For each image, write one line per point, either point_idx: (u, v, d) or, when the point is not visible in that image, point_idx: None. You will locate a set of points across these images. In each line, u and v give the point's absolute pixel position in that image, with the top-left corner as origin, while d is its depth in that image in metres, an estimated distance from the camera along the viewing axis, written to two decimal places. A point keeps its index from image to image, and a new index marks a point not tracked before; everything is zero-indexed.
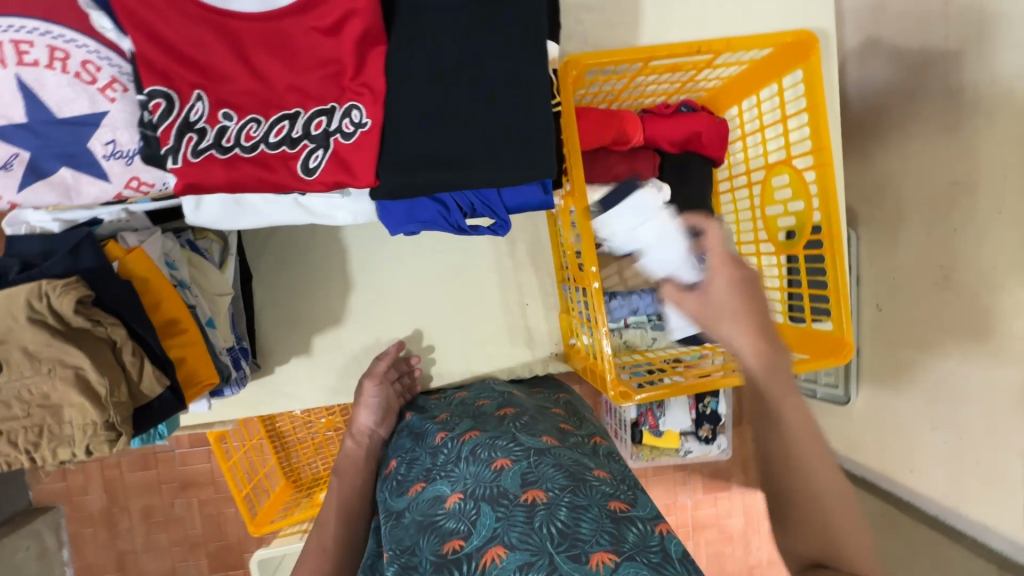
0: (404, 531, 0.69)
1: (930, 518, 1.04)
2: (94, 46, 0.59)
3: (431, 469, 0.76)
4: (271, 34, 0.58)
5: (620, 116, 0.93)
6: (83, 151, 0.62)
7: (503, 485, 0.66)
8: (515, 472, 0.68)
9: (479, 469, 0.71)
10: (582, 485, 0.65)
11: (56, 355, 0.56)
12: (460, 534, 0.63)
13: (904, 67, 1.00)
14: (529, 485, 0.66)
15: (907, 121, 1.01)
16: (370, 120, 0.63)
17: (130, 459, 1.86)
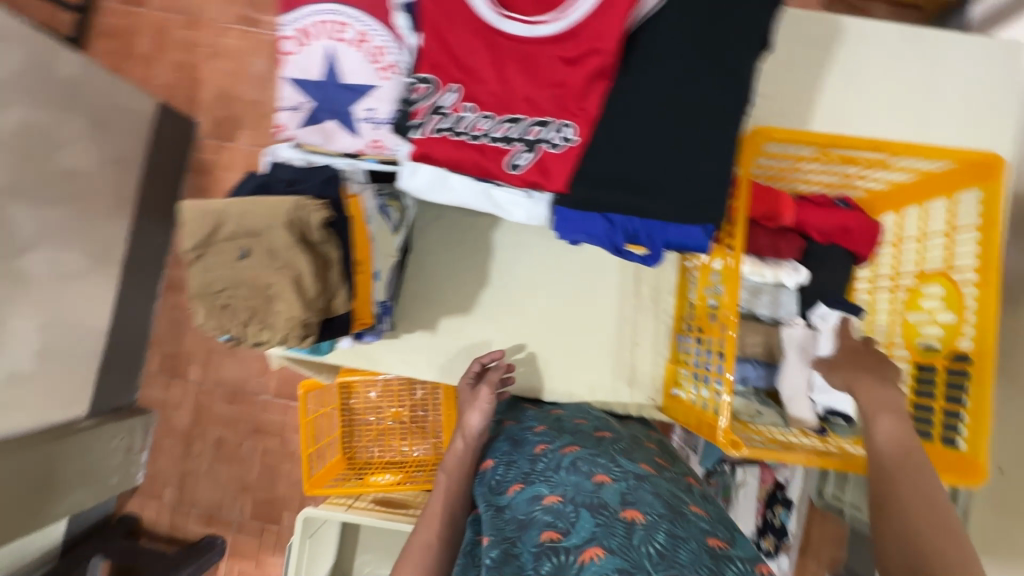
0: (502, 522, 0.72)
1: None
2: (388, 36, 0.76)
3: (531, 470, 0.82)
4: (524, 54, 0.71)
5: (776, 195, 0.98)
6: (349, 110, 0.79)
7: (603, 497, 0.71)
8: (615, 489, 0.72)
9: (581, 480, 0.75)
10: (679, 518, 0.69)
11: (290, 258, 0.71)
12: (557, 529, 0.67)
13: None
14: (629, 504, 0.70)
15: None
16: (576, 138, 0.74)
17: (221, 390, 2.06)
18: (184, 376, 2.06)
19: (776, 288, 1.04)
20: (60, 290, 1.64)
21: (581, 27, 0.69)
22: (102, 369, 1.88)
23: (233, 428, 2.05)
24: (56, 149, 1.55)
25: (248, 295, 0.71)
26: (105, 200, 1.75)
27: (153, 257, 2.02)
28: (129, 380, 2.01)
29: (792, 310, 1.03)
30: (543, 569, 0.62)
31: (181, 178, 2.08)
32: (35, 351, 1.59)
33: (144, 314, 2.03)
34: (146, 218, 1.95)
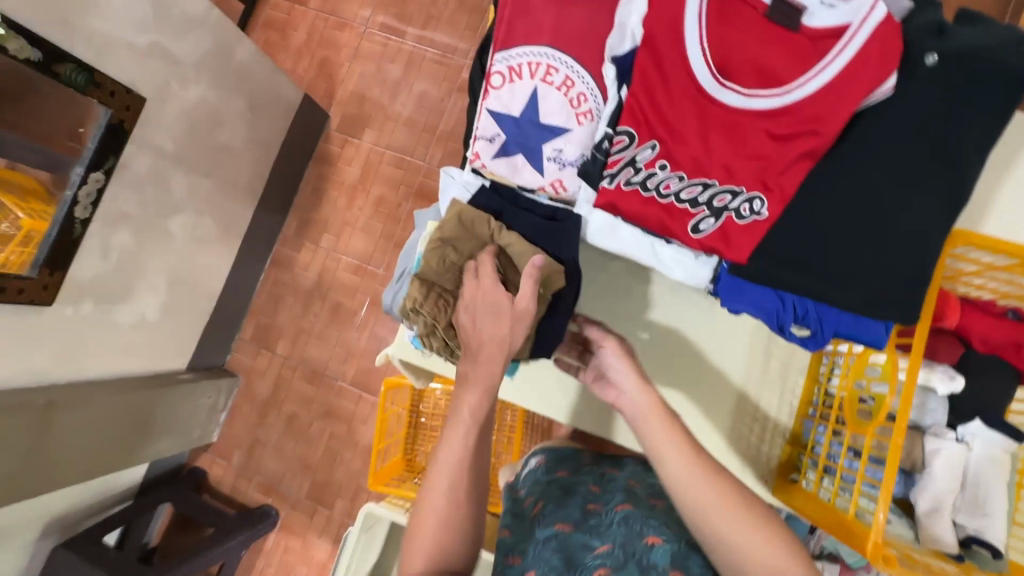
0: (551, 555, 0.88)
1: None
2: (592, 83, 0.79)
3: (592, 521, 0.95)
4: (732, 123, 0.72)
5: (943, 297, 0.96)
6: (539, 148, 0.82)
7: (652, 558, 0.86)
8: (660, 547, 0.87)
9: (635, 535, 0.90)
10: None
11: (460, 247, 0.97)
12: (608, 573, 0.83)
13: None
14: (676, 566, 0.85)
15: None
16: (766, 214, 0.76)
17: (303, 368, 2.15)
18: (272, 348, 2.18)
19: (925, 390, 0.99)
20: (192, 252, 1.78)
21: (801, 105, 0.70)
22: (207, 329, 2.02)
23: (307, 406, 2.14)
24: (219, 126, 1.69)
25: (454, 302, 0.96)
26: (244, 177, 1.90)
27: (268, 233, 2.16)
28: (224, 342, 2.15)
29: (939, 418, 0.99)
30: None
31: (306, 165, 2.23)
32: (161, 304, 1.72)
33: (250, 284, 2.17)
34: (270, 197, 2.09)
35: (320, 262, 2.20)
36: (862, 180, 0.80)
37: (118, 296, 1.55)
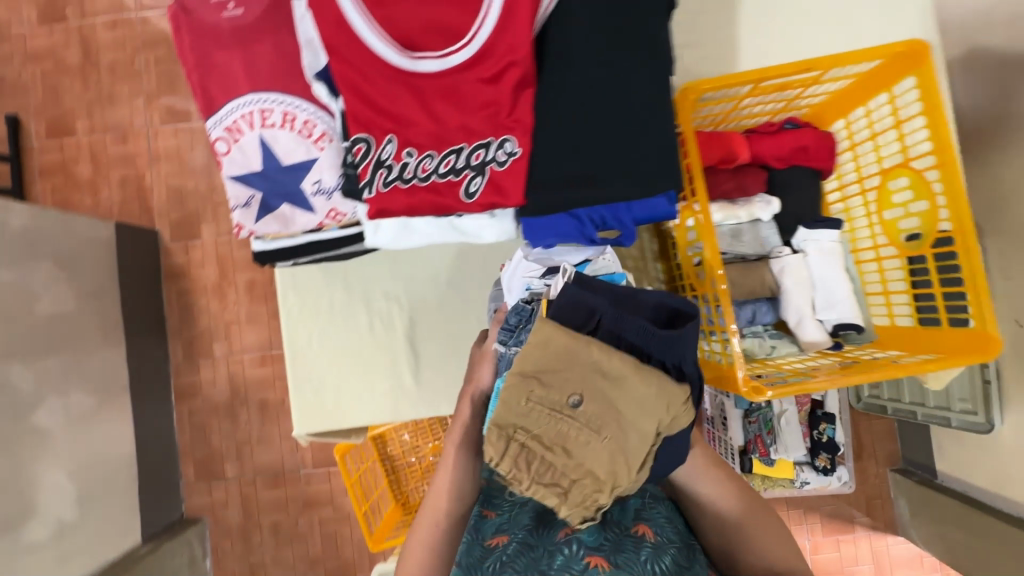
0: (523, 514, 0.85)
1: None
2: (312, 108, 0.77)
3: (592, 539, 0.79)
4: (446, 86, 0.73)
5: (726, 136, 0.99)
6: (298, 190, 0.80)
7: (619, 517, 0.84)
8: (630, 507, 0.85)
9: (622, 537, 0.81)
10: (684, 545, 0.83)
11: (535, 399, 0.64)
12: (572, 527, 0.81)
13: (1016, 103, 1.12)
14: (641, 519, 0.84)
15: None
16: (521, 150, 0.74)
17: (262, 477, 2.05)
18: (223, 475, 2.05)
19: (754, 224, 1.03)
20: (79, 434, 1.64)
21: (493, 44, 0.71)
22: (143, 494, 1.88)
23: (285, 509, 2.05)
24: (35, 299, 1.57)
25: (552, 443, 0.64)
26: (96, 332, 1.75)
27: (157, 370, 2.00)
28: (169, 495, 1.99)
29: (777, 241, 1.02)
30: (556, 563, 0.78)
31: (160, 286, 2.05)
32: (74, 499, 1.60)
33: (166, 429, 2.01)
34: (139, 336, 1.94)
35: (225, 372, 2.06)
36: (591, 57, 0.73)
37: (20, 518, 1.45)
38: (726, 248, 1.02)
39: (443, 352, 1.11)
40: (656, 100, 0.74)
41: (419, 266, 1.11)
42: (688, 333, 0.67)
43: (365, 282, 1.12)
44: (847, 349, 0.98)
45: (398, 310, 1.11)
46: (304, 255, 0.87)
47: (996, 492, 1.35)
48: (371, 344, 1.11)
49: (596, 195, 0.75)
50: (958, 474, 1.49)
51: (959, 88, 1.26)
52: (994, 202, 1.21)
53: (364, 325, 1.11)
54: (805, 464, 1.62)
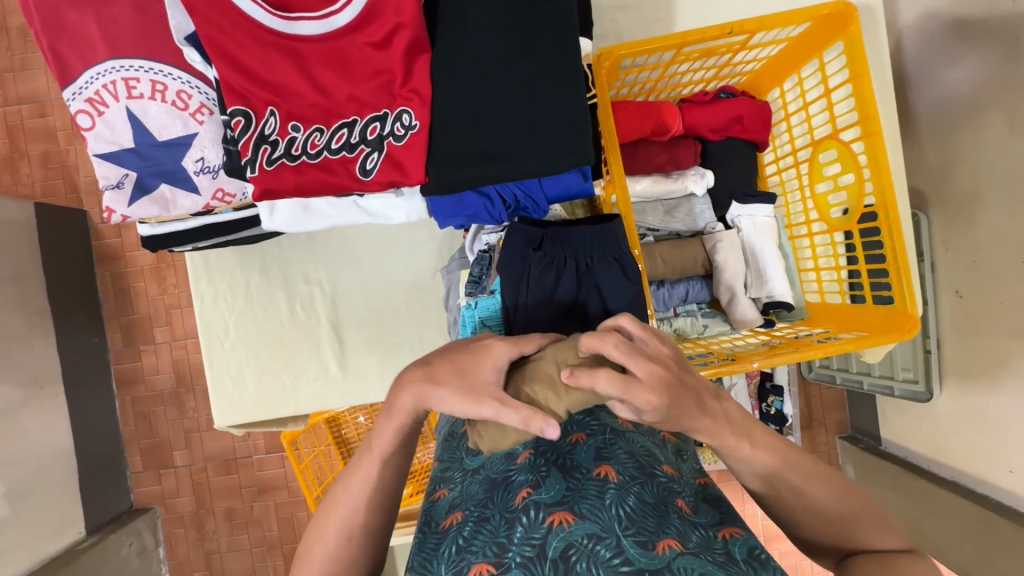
0: (474, 485, 0.66)
1: (982, 497, 1.18)
2: (187, 77, 0.69)
3: (549, 495, 0.60)
4: (331, 53, 0.66)
5: (657, 105, 0.92)
6: (179, 168, 0.72)
7: (577, 458, 0.64)
8: (590, 446, 0.66)
9: (583, 484, 0.61)
10: (651, 480, 0.62)
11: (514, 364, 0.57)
12: (529, 485, 0.62)
13: (964, 66, 1.09)
14: (603, 460, 0.64)
15: (976, 114, 1.08)
16: (419, 122, 0.68)
17: (214, 463, 1.71)
18: (172, 462, 1.70)
19: (687, 198, 0.98)
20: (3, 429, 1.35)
21: (378, 7, 0.65)
22: (87, 489, 1.57)
23: (238, 498, 1.71)
24: None
25: None
26: (16, 320, 1.43)
27: (88, 362, 1.63)
28: (113, 490, 1.65)
29: (710, 217, 0.98)
30: (515, 537, 0.57)
31: (91, 271, 1.66)
32: (4, 494, 1.33)
33: (104, 421, 1.66)
34: (70, 323, 1.59)
35: (169, 359, 1.70)
36: (485, 24, 0.68)
37: None
38: (659, 224, 0.97)
39: (369, 340, 1.06)
40: (562, 71, 0.68)
41: (342, 248, 1.06)
42: (617, 228, 0.78)
43: (283, 265, 1.05)
44: (778, 327, 0.98)
45: (320, 295, 1.06)
46: (202, 240, 0.81)
47: (934, 457, 1.33)
48: (292, 330, 1.05)
49: (504, 171, 0.69)
50: (898, 440, 1.46)
51: (915, 49, 1.20)
52: (944, 170, 1.17)
53: (284, 311, 1.05)
54: None
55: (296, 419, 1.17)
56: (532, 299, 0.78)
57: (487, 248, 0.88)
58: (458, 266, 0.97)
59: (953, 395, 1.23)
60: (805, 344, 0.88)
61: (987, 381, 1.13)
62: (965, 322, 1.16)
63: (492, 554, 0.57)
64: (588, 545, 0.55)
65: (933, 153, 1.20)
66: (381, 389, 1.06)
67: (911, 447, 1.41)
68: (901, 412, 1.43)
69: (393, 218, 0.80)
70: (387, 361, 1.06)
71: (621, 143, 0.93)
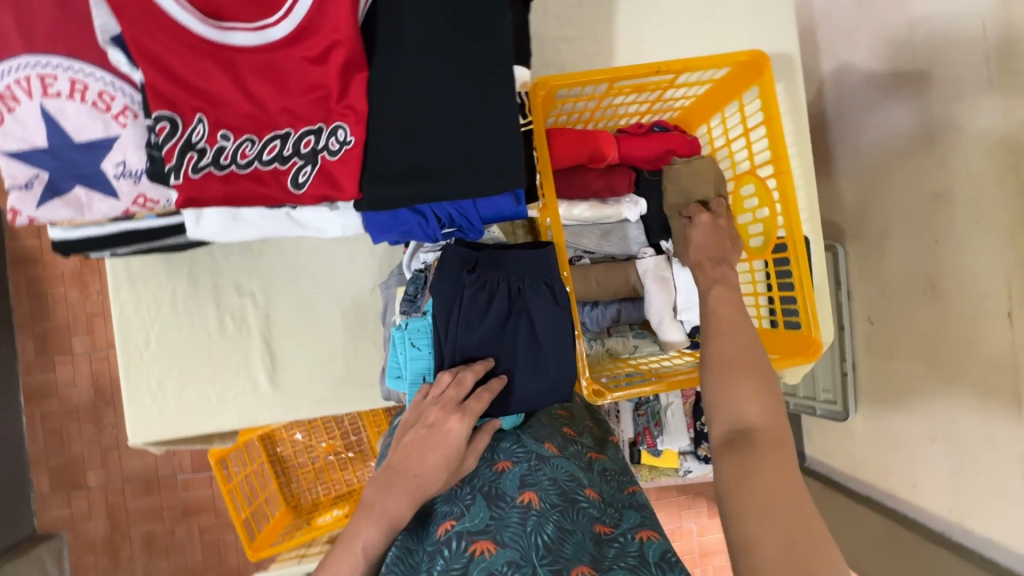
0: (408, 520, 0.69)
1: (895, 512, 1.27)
2: (110, 78, 0.67)
3: (472, 523, 0.62)
4: (265, 63, 0.66)
5: (594, 134, 0.97)
6: (97, 171, 0.69)
7: (502, 487, 0.66)
8: (515, 474, 0.68)
9: (506, 513, 0.63)
10: (572, 506, 0.63)
11: None
12: (454, 517, 0.64)
13: (872, 115, 1.21)
14: (526, 486, 0.66)
15: (885, 158, 1.20)
16: (354, 139, 0.69)
17: (132, 484, 1.59)
18: (84, 483, 1.57)
19: (622, 223, 1.03)
20: None
21: (316, 23, 0.66)
22: None
23: (158, 522, 1.60)
24: None
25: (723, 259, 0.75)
26: None
27: None
28: (13, 515, 1.50)
29: (642, 242, 1.04)
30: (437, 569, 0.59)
31: (3, 274, 1.54)
32: None
33: (6, 438, 1.51)
34: None
35: (87, 370, 1.58)
36: (424, 47, 0.70)
37: None
38: (593, 247, 1.02)
39: (303, 353, 1.04)
40: (500, 98, 0.71)
41: (279, 261, 1.03)
42: (549, 254, 0.81)
43: (214, 275, 1.02)
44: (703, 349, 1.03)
45: (253, 308, 1.03)
46: (121, 246, 0.78)
47: (851, 473, 1.43)
48: (222, 344, 1.01)
49: (440, 190, 0.70)
50: (820, 457, 1.55)
51: (834, 97, 1.32)
52: (856, 207, 1.29)
53: (212, 322, 1.01)
54: (688, 452, 1.53)
55: (223, 436, 1.12)
56: (464, 318, 0.79)
57: (423, 267, 0.88)
58: (396, 282, 0.97)
59: (865, 415, 1.32)
60: None
61: (895, 403, 1.23)
62: (877, 347, 1.26)
63: None
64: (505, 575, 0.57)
65: (848, 191, 1.31)
66: (314, 404, 1.04)
67: (831, 464, 1.50)
68: (823, 431, 1.52)
69: (328, 233, 0.80)
70: (320, 377, 1.04)
71: (560, 168, 0.97)
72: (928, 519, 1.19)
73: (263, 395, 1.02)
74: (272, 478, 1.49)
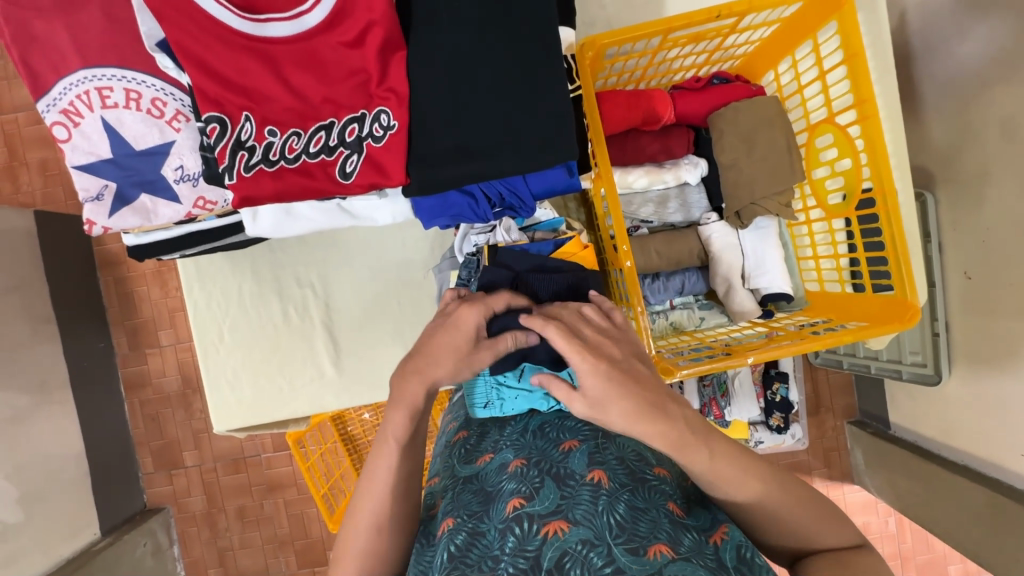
0: (468, 497, 0.65)
1: (999, 483, 1.15)
2: (161, 84, 0.68)
3: (543, 506, 0.58)
4: (303, 53, 0.65)
5: (647, 93, 0.90)
6: (158, 177, 0.71)
7: (570, 465, 0.62)
8: (583, 452, 0.64)
9: (576, 491, 0.59)
10: (642, 485, 0.60)
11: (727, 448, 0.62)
12: (521, 496, 0.60)
13: (971, 39, 1.05)
14: (596, 464, 0.62)
15: (984, 88, 1.04)
16: (397, 123, 0.67)
17: (223, 462, 1.72)
18: (182, 463, 1.71)
19: (681, 188, 0.97)
20: (14, 436, 1.35)
21: (349, 5, 0.64)
22: (99, 490, 1.58)
23: (247, 497, 1.72)
24: None
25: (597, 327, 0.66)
26: (21, 327, 1.41)
27: (95, 367, 1.63)
28: (126, 492, 1.66)
29: (705, 206, 0.97)
30: (508, 548, 0.55)
31: (94, 277, 1.66)
32: (16, 500, 1.33)
33: (113, 424, 1.66)
34: (76, 327, 1.59)
35: (175, 361, 1.70)
36: (459, 16, 0.66)
37: None
38: (653, 216, 0.95)
39: (363, 339, 1.06)
40: (542, 63, 0.67)
41: (334, 251, 1.05)
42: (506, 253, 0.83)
43: (275, 268, 1.05)
44: (776, 318, 0.96)
45: (313, 297, 1.05)
46: (188, 248, 0.81)
47: (944, 441, 1.31)
48: (287, 334, 1.05)
49: (485, 169, 0.67)
50: (908, 424, 1.43)
51: (921, 24, 1.16)
52: (950, 148, 1.14)
53: (277, 314, 1.05)
54: (759, 422, 1.46)
55: (297, 420, 1.17)
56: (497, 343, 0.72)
57: (476, 249, 0.86)
58: (449, 265, 0.96)
59: (962, 378, 1.20)
60: (810, 336, 0.86)
61: (998, 364, 1.10)
62: (977, 303, 1.12)
63: (486, 568, 0.55)
64: (581, 552, 0.53)
65: (939, 129, 1.16)
66: (377, 388, 1.06)
67: (921, 431, 1.39)
68: (911, 397, 1.40)
69: (380, 220, 0.79)
70: (382, 362, 1.06)
71: (612, 134, 0.91)
72: None
73: (331, 381, 1.05)
74: (345, 455, 1.55)
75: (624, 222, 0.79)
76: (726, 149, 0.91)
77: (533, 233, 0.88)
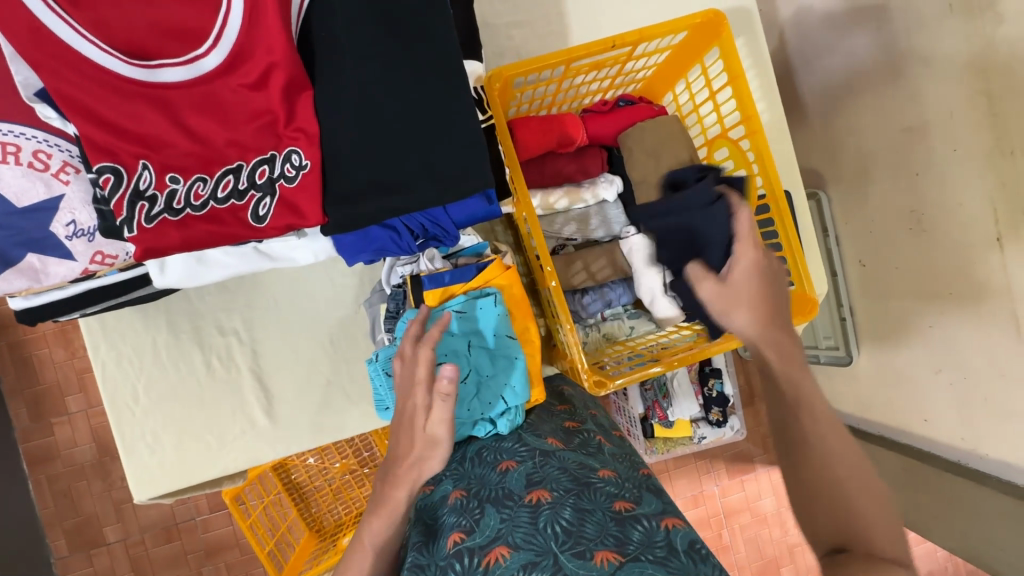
0: (415, 535, 0.69)
1: (909, 448, 1.27)
2: (43, 135, 0.64)
3: (482, 536, 0.61)
4: (202, 97, 0.63)
5: (559, 117, 0.94)
6: (47, 234, 0.65)
7: (509, 488, 0.66)
8: (521, 474, 0.68)
9: (516, 512, 0.62)
10: (587, 488, 0.63)
11: None
12: (462, 529, 0.63)
13: (838, 55, 1.19)
14: (535, 484, 0.65)
15: (853, 97, 1.18)
16: (309, 162, 0.66)
17: (151, 533, 1.57)
18: (103, 540, 1.54)
19: (601, 205, 1.01)
20: None
21: (248, 46, 0.63)
22: None
23: (183, 567, 1.58)
24: None
25: None
26: None
27: None
28: None
29: (624, 221, 1.01)
30: None
31: None
32: None
33: (15, 508, 1.47)
34: None
35: (87, 428, 1.54)
36: (364, 53, 0.66)
37: None
38: (576, 234, 0.99)
39: (297, 383, 1.01)
40: (451, 95, 0.68)
41: (257, 294, 1.01)
42: None
43: (194, 318, 0.99)
44: (698, 321, 1.02)
45: (238, 345, 1.00)
46: (90, 306, 0.75)
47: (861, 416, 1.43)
48: (212, 387, 0.99)
49: (404, 202, 0.68)
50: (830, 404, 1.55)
51: (796, 42, 1.30)
52: (833, 150, 1.27)
53: (200, 367, 0.99)
54: (700, 419, 1.52)
55: (234, 476, 1.10)
56: None
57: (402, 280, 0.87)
58: (379, 298, 0.94)
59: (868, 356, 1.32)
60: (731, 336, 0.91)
61: (893, 341, 1.22)
62: (871, 288, 1.25)
63: None
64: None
65: (822, 134, 1.29)
66: (317, 431, 1.02)
67: (841, 409, 1.50)
68: (829, 379, 1.52)
69: (301, 260, 0.77)
70: (320, 404, 1.02)
71: (529, 158, 0.94)
72: (942, 450, 1.19)
73: (267, 430, 1.00)
74: (290, 505, 1.47)
75: (546, 243, 0.82)
76: (636, 165, 0.96)
77: (456, 259, 0.88)
